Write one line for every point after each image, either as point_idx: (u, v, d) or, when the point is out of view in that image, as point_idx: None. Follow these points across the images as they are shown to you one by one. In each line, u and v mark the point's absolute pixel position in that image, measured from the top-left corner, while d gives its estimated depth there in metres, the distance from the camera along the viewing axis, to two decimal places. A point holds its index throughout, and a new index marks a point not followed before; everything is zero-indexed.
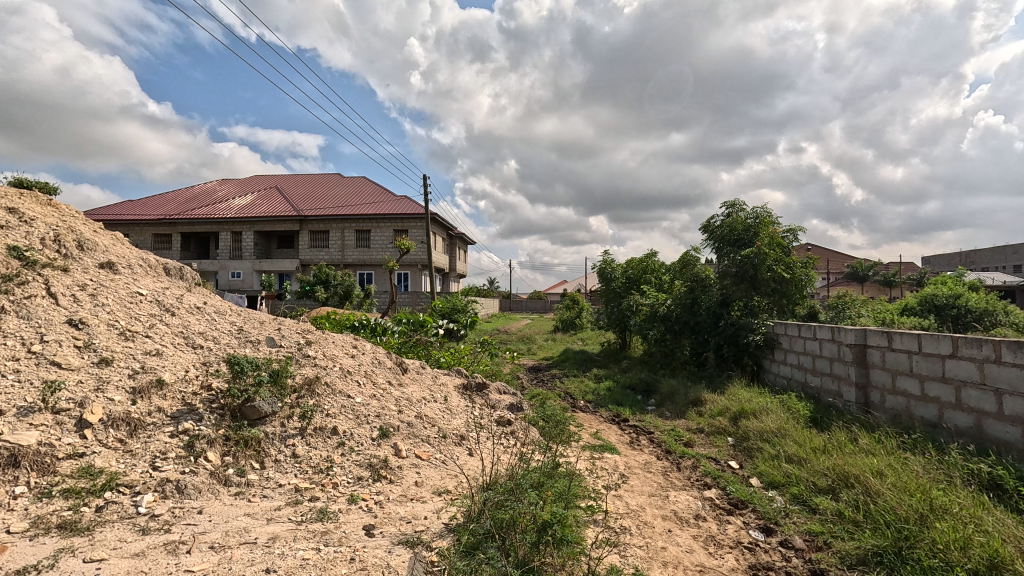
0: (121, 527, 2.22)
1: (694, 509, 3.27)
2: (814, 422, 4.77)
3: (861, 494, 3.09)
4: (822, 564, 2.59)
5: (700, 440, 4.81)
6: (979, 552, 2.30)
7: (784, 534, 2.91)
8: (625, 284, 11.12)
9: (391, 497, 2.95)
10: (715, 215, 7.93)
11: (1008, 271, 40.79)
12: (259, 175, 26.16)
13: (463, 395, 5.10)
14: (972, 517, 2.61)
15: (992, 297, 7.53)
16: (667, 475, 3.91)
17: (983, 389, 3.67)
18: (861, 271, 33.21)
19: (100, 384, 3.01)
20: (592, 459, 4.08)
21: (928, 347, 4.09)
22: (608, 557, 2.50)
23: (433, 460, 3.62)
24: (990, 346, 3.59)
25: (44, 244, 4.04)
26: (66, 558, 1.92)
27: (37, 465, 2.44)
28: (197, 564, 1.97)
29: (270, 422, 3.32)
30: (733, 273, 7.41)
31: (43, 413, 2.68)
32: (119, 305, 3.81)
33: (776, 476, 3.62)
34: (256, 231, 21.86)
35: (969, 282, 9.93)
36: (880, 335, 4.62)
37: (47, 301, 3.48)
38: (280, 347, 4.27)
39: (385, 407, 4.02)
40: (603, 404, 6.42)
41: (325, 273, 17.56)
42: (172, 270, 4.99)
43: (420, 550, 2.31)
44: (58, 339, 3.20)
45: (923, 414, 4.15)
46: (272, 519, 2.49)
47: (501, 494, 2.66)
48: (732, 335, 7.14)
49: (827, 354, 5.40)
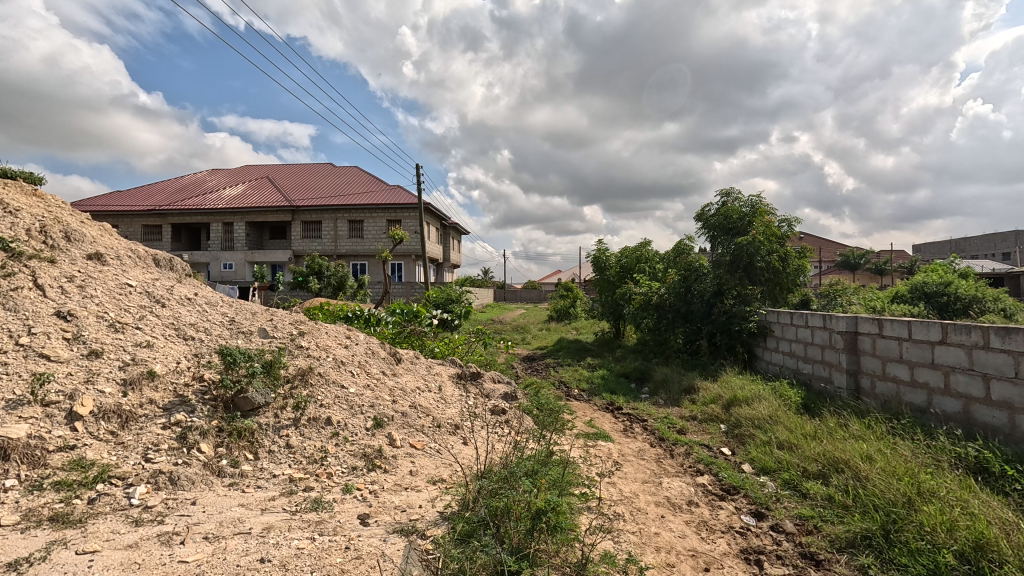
0: (114, 518, 2.21)
1: (687, 495, 3.31)
2: (805, 408, 4.84)
3: (851, 478, 3.13)
4: (812, 547, 2.64)
5: (693, 427, 4.85)
6: (965, 534, 2.34)
7: (775, 518, 2.96)
8: (619, 272, 11.12)
9: (386, 486, 2.96)
10: (710, 204, 7.97)
11: (996, 258, 41.27)
12: (249, 166, 25.84)
13: (458, 384, 5.12)
14: (959, 500, 2.65)
15: (980, 285, 7.64)
16: (660, 462, 3.95)
17: (972, 374, 3.71)
18: (853, 260, 33.46)
19: (91, 375, 2.98)
20: (586, 447, 4.12)
21: (918, 334, 4.14)
22: (602, 543, 2.53)
23: (428, 449, 3.63)
24: (979, 332, 3.63)
25: (30, 235, 3.96)
26: (58, 550, 1.91)
27: (28, 457, 2.42)
28: (192, 555, 1.97)
29: (264, 413, 3.32)
30: (727, 262, 7.44)
31: (33, 406, 2.66)
32: (108, 297, 3.76)
33: (768, 462, 3.67)
34: (248, 222, 21.64)
35: (959, 270, 9.99)
36: (871, 323, 4.67)
37: (34, 294, 3.43)
38: (273, 337, 4.24)
39: (379, 398, 4.01)
40: (597, 392, 6.45)
41: (318, 264, 17.37)
42: (162, 261, 4.92)
43: (416, 538, 2.33)
44: (47, 331, 3.16)
45: (912, 400, 4.21)
46: (267, 509, 2.49)
47: (496, 482, 2.68)
48: (725, 324, 7.15)
49: (819, 342, 5.46)
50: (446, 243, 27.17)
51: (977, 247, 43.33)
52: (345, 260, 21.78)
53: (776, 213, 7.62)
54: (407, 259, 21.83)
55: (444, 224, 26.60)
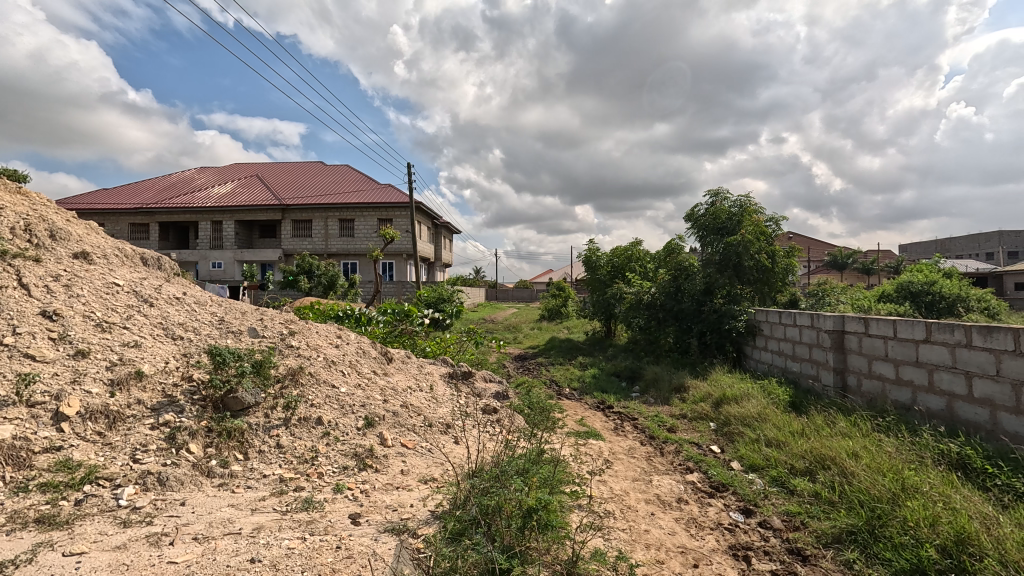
0: (102, 520, 2.20)
1: (676, 492, 3.35)
2: (793, 406, 4.91)
3: (837, 475, 3.19)
4: (799, 543, 2.68)
5: (683, 425, 4.90)
6: (947, 529, 2.39)
7: (763, 515, 3.00)
8: (610, 272, 11.19)
9: (378, 485, 2.96)
10: (699, 204, 8.06)
11: (979, 258, 42.10)
12: (238, 164, 25.61)
13: (449, 383, 5.12)
14: (941, 496, 2.72)
15: (962, 285, 7.82)
16: (650, 460, 4.00)
17: (954, 372, 3.79)
18: (841, 259, 33.92)
19: (77, 376, 2.94)
20: (576, 445, 4.15)
21: (903, 333, 4.22)
22: (592, 540, 2.56)
23: (419, 448, 3.63)
24: (961, 331, 3.70)
25: (15, 234, 3.89)
26: (45, 552, 1.89)
27: (13, 459, 2.39)
28: (181, 556, 1.96)
29: (254, 414, 3.30)
30: (716, 261, 7.52)
31: (17, 406, 2.62)
32: (95, 296, 3.72)
33: (756, 459, 3.72)
34: (237, 221, 21.43)
35: (943, 269, 10.19)
36: (857, 322, 4.75)
37: (19, 293, 3.38)
38: (262, 337, 4.21)
39: (370, 397, 4.02)
40: (588, 391, 6.49)
41: (308, 263, 17.22)
42: (150, 260, 4.86)
43: (407, 537, 2.34)
44: (32, 331, 3.11)
45: (898, 397, 4.29)
46: (256, 510, 2.48)
47: (487, 481, 2.70)
48: (715, 323, 7.22)
49: (807, 340, 5.53)
50: (438, 242, 27.07)
51: (963, 246, 44.01)
52: (336, 260, 21.67)
53: (765, 212, 7.72)
54: (399, 258, 21.79)
55: (435, 224, 26.50)
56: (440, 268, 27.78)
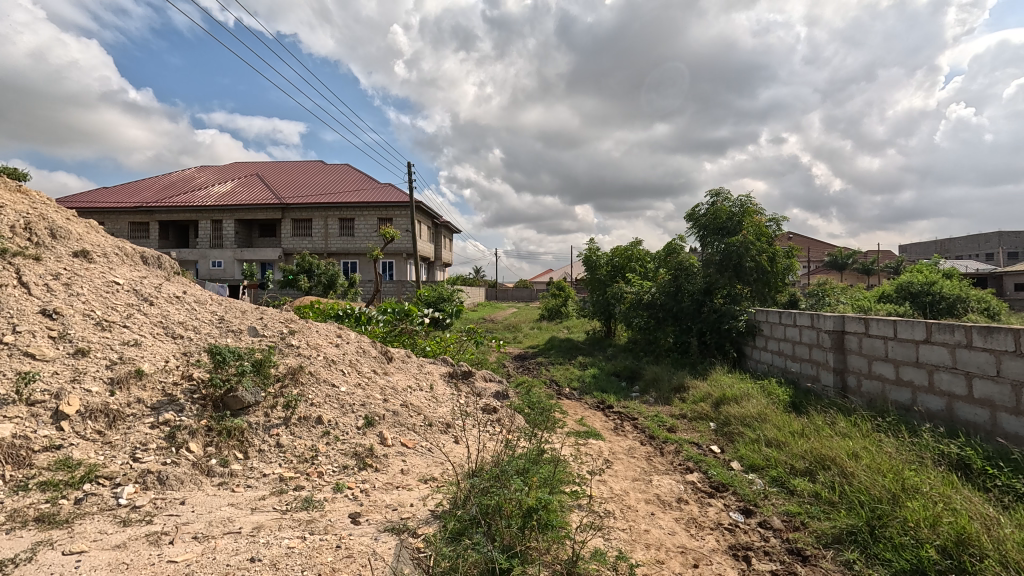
0: (102, 518, 2.20)
1: (676, 492, 3.35)
2: (793, 406, 4.91)
3: (837, 475, 3.19)
4: (799, 543, 2.68)
5: (683, 425, 4.91)
6: (947, 529, 2.39)
7: (763, 515, 3.00)
8: (610, 272, 11.19)
9: (377, 484, 2.96)
10: (700, 204, 8.05)
11: (979, 258, 42.15)
12: (239, 163, 25.61)
13: (449, 382, 5.12)
14: (941, 496, 2.72)
15: (962, 285, 7.82)
16: (650, 460, 4.00)
17: (954, 373, 3.79)
18: (841, 260, 33.96)
19: (77, 375, 2.94)
20: (577, 445, 4.15)
21: (903, 333, 4.21)
22: (592, 540, 2.56)
23: (419, 447, 3.63)
24: (962, 331, 3.70)
25: (15, 232, 3.89)
26: (44, 551, 1.89)
27: (12, 457, 2.38)
28: (180, 555, 1.96)
29: (253, 413, 3.30)
30: (716, 261, 7.52)
31: (17, 405, 2.61)
32: (94, 295, 3.71)
33: (756, 459, 3.72)
34: (238, 220, 21.44)
35: (943, 269, 10.19)
36: (857, 322, 4.75)
37: (19, 292, 3.37)
38: (263, 336, 4.21)
39: (371, 396, 4.02)
40: (588, 391, 6.48)
41: (308, 262, 17.22)
42: (150, 259, 4.86)
43: (407, 536, 2.34)
44: (32, 330, 3.10)
45: (897, 398, 4.29)
46: (256, 509, 2.48)
47: (487, 480, 2.70)
48: (714, 322, 7.23)
49: (807, 341, 5.53)
50: (438, 241, 27.07)
51: (962, 247, 44.05)
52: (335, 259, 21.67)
53: (765, 213, 7.72)
54: (399, 258, 21.78)
55: (435, 224, 26.49)
56: (440, 268, 27.77)
